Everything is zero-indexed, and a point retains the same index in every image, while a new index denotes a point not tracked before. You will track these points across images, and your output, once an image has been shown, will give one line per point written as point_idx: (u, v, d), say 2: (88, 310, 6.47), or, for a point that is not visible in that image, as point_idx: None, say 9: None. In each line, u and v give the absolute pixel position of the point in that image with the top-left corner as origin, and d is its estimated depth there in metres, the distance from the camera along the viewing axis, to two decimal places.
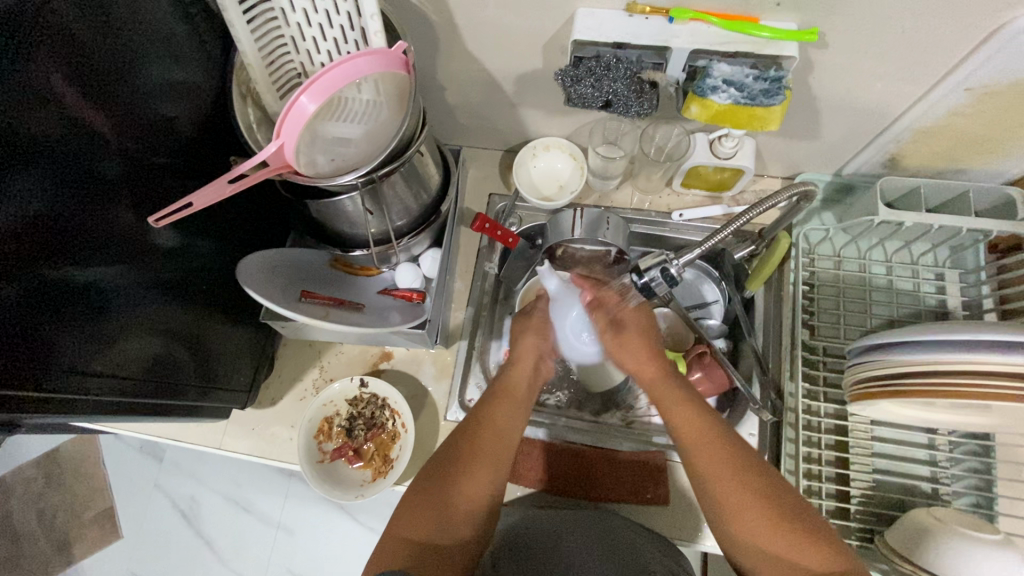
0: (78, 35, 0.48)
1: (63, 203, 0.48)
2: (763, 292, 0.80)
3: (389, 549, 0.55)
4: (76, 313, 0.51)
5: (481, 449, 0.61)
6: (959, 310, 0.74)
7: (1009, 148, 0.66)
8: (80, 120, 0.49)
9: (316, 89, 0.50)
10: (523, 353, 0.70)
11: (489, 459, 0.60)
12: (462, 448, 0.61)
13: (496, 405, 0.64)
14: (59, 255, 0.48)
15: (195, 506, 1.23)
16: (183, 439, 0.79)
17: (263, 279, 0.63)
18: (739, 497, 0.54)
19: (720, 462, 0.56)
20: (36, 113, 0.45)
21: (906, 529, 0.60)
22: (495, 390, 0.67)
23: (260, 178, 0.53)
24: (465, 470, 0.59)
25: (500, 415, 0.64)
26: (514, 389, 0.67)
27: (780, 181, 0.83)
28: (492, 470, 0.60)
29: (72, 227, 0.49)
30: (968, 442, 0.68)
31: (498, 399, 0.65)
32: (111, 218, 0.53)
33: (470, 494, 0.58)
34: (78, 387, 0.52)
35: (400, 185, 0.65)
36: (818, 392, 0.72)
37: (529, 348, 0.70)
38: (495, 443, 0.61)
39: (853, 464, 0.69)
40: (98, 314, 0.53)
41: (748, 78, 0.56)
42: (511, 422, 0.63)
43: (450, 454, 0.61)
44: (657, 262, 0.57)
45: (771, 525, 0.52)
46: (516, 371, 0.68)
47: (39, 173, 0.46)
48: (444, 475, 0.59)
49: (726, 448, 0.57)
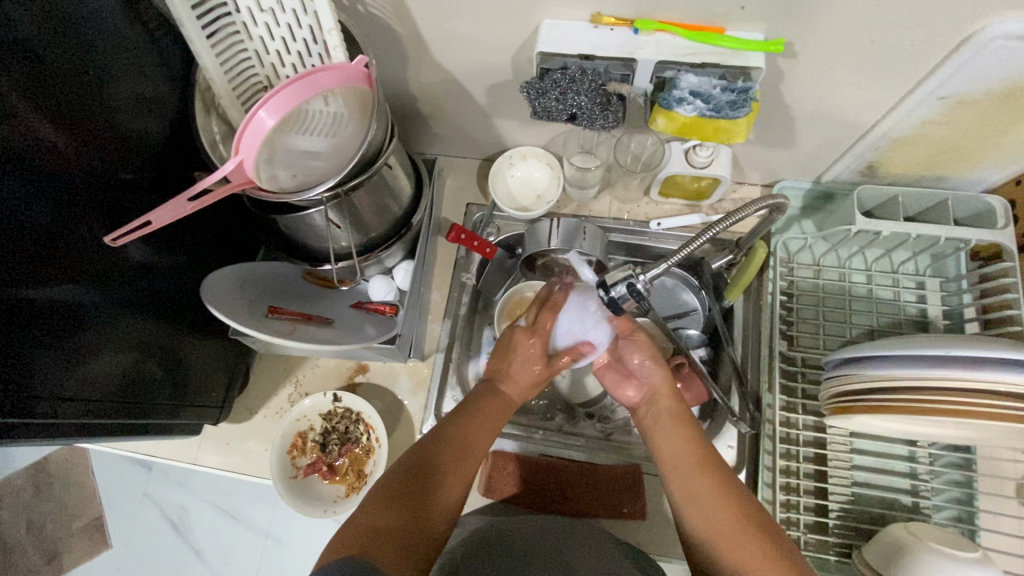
0: (38, 54, 0.47)
1: (32, 229, 0.48)
2: (742, 302, 0.78)
3: (353, 534, 0.46)
4: (48, 338, 0.51)
5: (460, 457, 0.57)
6: (940, 320, 0.73)
7: (987, 155, 0.64)
8: (44, 143, 0.49)
9: (275, 104, 0.49)
10: (517, 372, 0.70)
11: (466, 470, 0.56)
12: (441, 450, 0.56)
13: (475, 421, 0.61)
14: (29, 280, 0.48)
15: (183, 515, 1.23)
16: (157, 454, 0.79)
17: (227, 294, 0.62)
18: (724, 516, 0.52)
19: (711, 486, 0.54)
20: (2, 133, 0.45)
21: (883, 545, 0.59)
22: (474, 405, 0.63)
23: (221, 194, 0.52)
24: (441, 476, 0.54)
25: (479, 430, 0.60)
26: (494, 408, 0.64)
27: (759, 188, 0.82)
28: (463, 480, 0.56)
29: (44, 253, 0.49)
30: (949, 454, 0.67)
31: (480, 416, 0.62)
32: (81, 240, 0.53)
33: (443, 500, 0.53)
34: (49, 408, 0.52)
35: (368, 198, 0.64)
36: (796, 404, 0.71)
37: (523, 373, 0.70)
38: (470, 455, 0.57)
39: (831, 478, 0.68)
40: (71, 337, 0.53)
41: (715, 89, 0.55)
42: (487, 437, 0.60)
43: (432, 448, 0.56)
44: (624, 277, 0.56)
45: (758, 548, 0.49)
46: (509, 388, 0.68)
47: (6, 200, 0.45)
48: (422, 475, 0.53)
49: (707, 468, 0.56)
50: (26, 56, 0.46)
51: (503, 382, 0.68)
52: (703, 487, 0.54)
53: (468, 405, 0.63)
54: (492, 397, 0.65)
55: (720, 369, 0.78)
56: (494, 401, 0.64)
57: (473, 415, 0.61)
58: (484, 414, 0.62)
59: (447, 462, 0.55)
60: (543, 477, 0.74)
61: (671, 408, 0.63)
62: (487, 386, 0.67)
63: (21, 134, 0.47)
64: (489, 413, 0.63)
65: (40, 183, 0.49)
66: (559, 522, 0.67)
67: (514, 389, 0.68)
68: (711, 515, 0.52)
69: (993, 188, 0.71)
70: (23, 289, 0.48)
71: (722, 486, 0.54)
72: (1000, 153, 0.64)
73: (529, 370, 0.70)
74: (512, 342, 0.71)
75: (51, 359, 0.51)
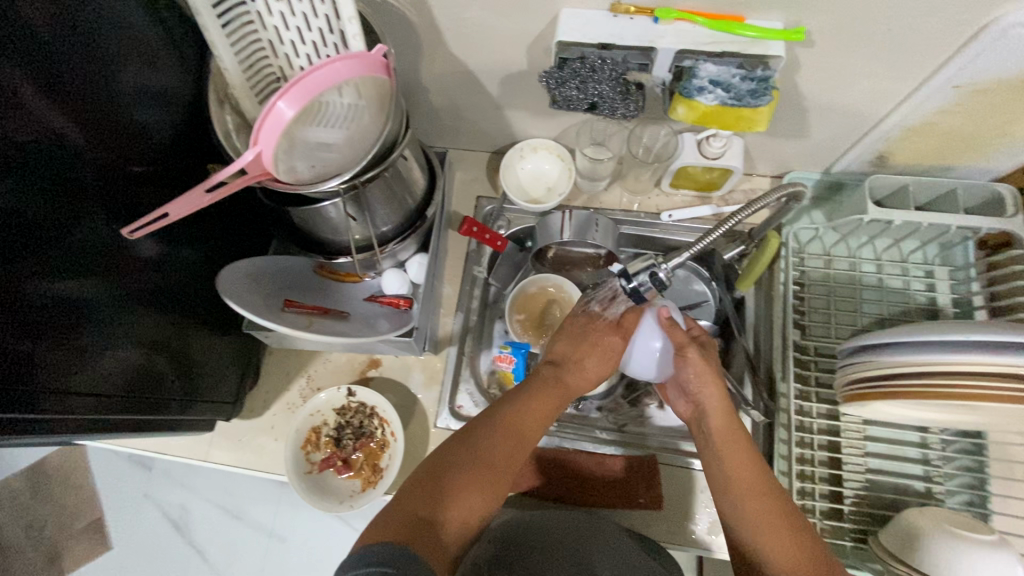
0: (49, 43, 0.46)
1: (38, 219, 0.47)
2: (754, 292, 0.80)
3: (394, 520, 0.46)
4: (54, 331, 0.49)
5: (513, 445, 0.56)
6: (949, 307, 0.74)
7: (997, 144, 0.65)
8: (51, 131, 0.47)
9: (294, 95, 0.48)
10: (581, 358, 0.65)
11: (511, 462, 0.54)
12: (493, 437, 0.55)
13: (532, 406, 0.59)
14: (35, 272, 0.47)
15: (186, 516, 1.22)
16: (167, 452, 0.78)
17: (242, 288, 0.61)
18: (772, 519, 0.52)
19: (759, 492, 0.53)
20: (14, 125, 0.44)
21: (899, 530, 0.59)
22: (537, 390, 0.61)
23: (239, 186, 0.51)
24: (489, 467, 0.53)
25: (536, 418, 0.59)
26: (553, 398, 0.61)
27: (769, 180, 0.83)
28: (512, 470, 0.54)
29: (48, 243, 0.48)
30: (961, 441, 0.68)
31: (537, 404, 0.60)
32: (87, 232, 0.52)
33: (486, 493, 0.52)
34: (60, 406, 0.51)
35: (384, 189, 0.63)
36: (810, 392, 0.71)
37: (585, 369, 0.65)
38: (523, 444, 0.56)
39: (846, 465, 0.69)
40: (76, 331, 0.51)
41: (735, 78, 0.56)
42: (541, 427, 0.59)
43: (482, 441, 0.54)
44: (646, 267, 0.60)
45: (799, 549, 0.50)
46: (575, 378, 0.64)
47: (10, 188, 0.44)
48: (468, 462, 0.52)
49: (756, 474, 0.55)
50: (35, 43, 0.45)
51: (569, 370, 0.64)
52: (753, 490, 0.54)
53: (522, 390, 0.61)
54: (552, 385, 0.63)
55: (733, 358, 0.79)
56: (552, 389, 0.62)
57: (533, 401, 0.59)
58: (541, 403, 0.60)
59: (497, 451, 0.54)
60: (559, 469, 0.74)
61: (721, 421, 0.58)
62: (553, 371, 0.64)
63: (32, 125, 0.46)
64: (546, 401, 0.61)
65: (48, 173, 0.47)
66: (575, 514, 0.67)
67: (578, 380, 0.64)
68: (759, 517, 0.52)
69: (1001, 177, 0.71)
70: (28, 281, 0.46)
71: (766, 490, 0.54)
72: (1010, 142, 0.64)
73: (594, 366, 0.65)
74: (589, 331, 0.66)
75: (55, 353, 0.49)
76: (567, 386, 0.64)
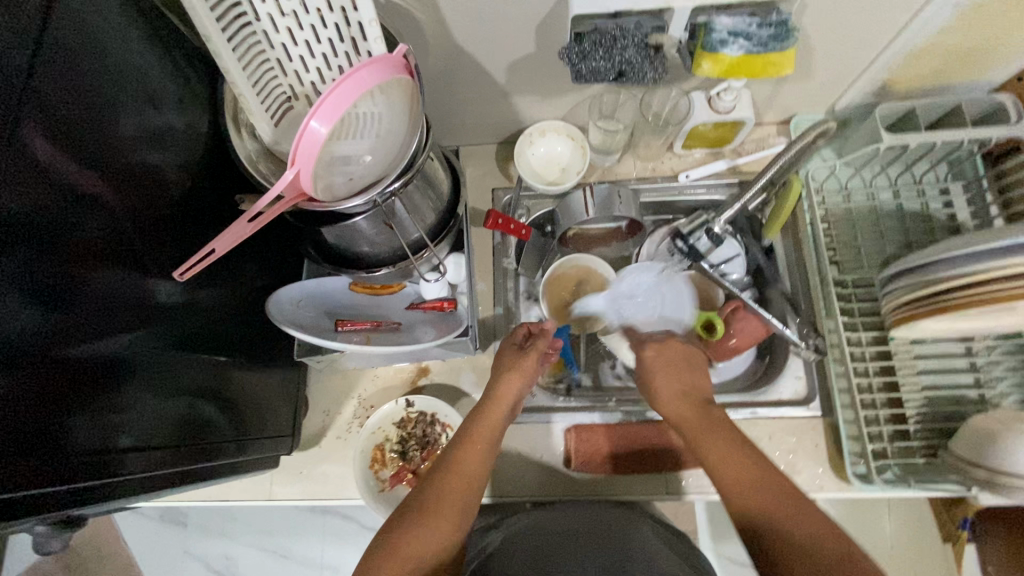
0: (52, 99, 0.43)
1: (47, 273, 0.42)
2: (781, 239, 0.81)
3: None
4: (88, 397, 0.46)
5: (451, 486, 0.54)
6: (969, 221, 0.76)
7: (995, 55, 0.67)
8: (67, 187, 0.44)
9: (326, 111, 0.46)
10: (500, 394, 0.62)
11: (450, 506, 0.53)
12: (433, 490, 0.54)
13: (467, 446, 0.58)
14: (57, 335, 0.43)
15: (232, 564, 1.19)
16: (230, 497, 0.76)
17: (297, 315, 0.66)
18: (763, 496, 0.48)
19: (746, 481, 0.50)
20: (30, 184, 0.41)
21: (973, 438, 0.61)
22: (469, 427, 0.60)
23: (280, 211, 0.50)
24: (432, 516, 0.51)
25: (471, 460, 0.57)
26: (487, 425, 0.60)
27: (775, 127, 0.84)
28: (458, 513, 0.53)
29: (66, 299, 0.44)
30: (1004, 343, 0.70)
31: (473, 438, 0.58)
32: (105, 282, 0.48)
33: (436, 536, 0.50)
34: (112, 468, 0.48)
35: (416, 195, 0.62)
36: (856, 323, 0.73)
37: (510, 391, 0.62)
38: (463, 485, 0.54)
39: (903, 386, 0.71)
40: (111, 391, 0.48)
41: (752, 26, 0.56)
42: (484, 464, 0.57)
43: (416, 498, 0.54)
44: (701, 225, 0.72)
45: (798, 518, 0.46)
46: (492, 407, 0.61)
47: (25, 255, 0.40)
48: (407, 516, 0.52)
49: (750, 470, 0.50)
50: (36, 103, 0.42)
51: (483, 403, 0.62)
52: (730, 474, 0.51)
53: (460, 429, 0.60)
54: (484, 412, 0.61)
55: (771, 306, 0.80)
56: (487, 417, 0.61)
57: (464, 439, 0.58)
58: (471, 438, 0.58)
59: (436, 499, 0.53)
60: (629, 443, 0.76)
61: (688, 410, 0.59)
62: (477, 406, 0.63)
63: (49, 185, 0.43)
64: (478, 431, 0.59)
65: (67, 232, 0.44)
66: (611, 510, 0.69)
67: (503, 391, 0.62)
68: (750, 498, 0.49)
69: (997, 89, 0.74)
70: (51, 345, 0.42)
71: (762, 476, 0.50)
72: (1008, 51, 0.67)
73: (515, 387, 0.63)
74: (502, 365, 0.65)
75: (80, 421, 0.45)
76: (499, 408, 0.62)
